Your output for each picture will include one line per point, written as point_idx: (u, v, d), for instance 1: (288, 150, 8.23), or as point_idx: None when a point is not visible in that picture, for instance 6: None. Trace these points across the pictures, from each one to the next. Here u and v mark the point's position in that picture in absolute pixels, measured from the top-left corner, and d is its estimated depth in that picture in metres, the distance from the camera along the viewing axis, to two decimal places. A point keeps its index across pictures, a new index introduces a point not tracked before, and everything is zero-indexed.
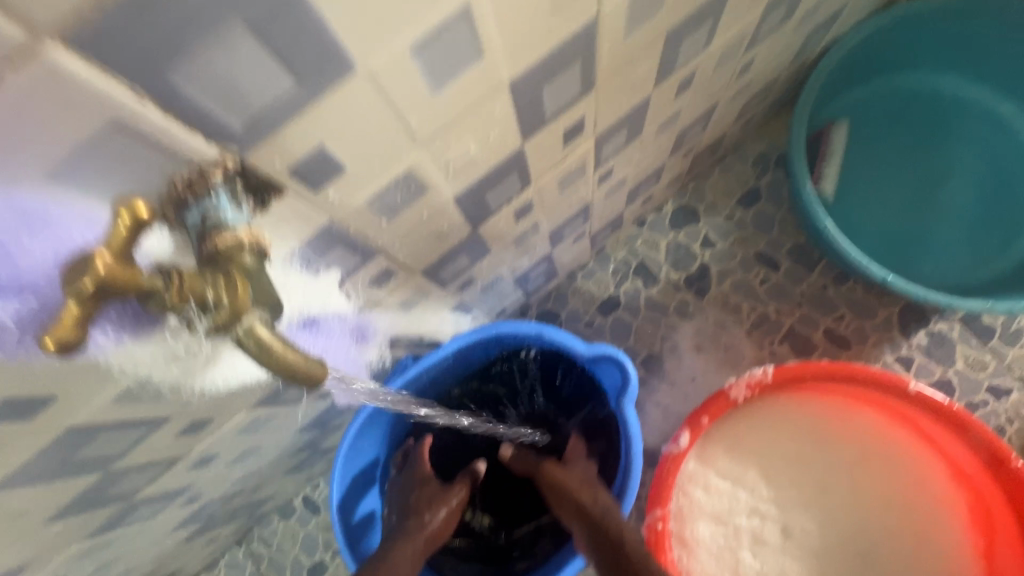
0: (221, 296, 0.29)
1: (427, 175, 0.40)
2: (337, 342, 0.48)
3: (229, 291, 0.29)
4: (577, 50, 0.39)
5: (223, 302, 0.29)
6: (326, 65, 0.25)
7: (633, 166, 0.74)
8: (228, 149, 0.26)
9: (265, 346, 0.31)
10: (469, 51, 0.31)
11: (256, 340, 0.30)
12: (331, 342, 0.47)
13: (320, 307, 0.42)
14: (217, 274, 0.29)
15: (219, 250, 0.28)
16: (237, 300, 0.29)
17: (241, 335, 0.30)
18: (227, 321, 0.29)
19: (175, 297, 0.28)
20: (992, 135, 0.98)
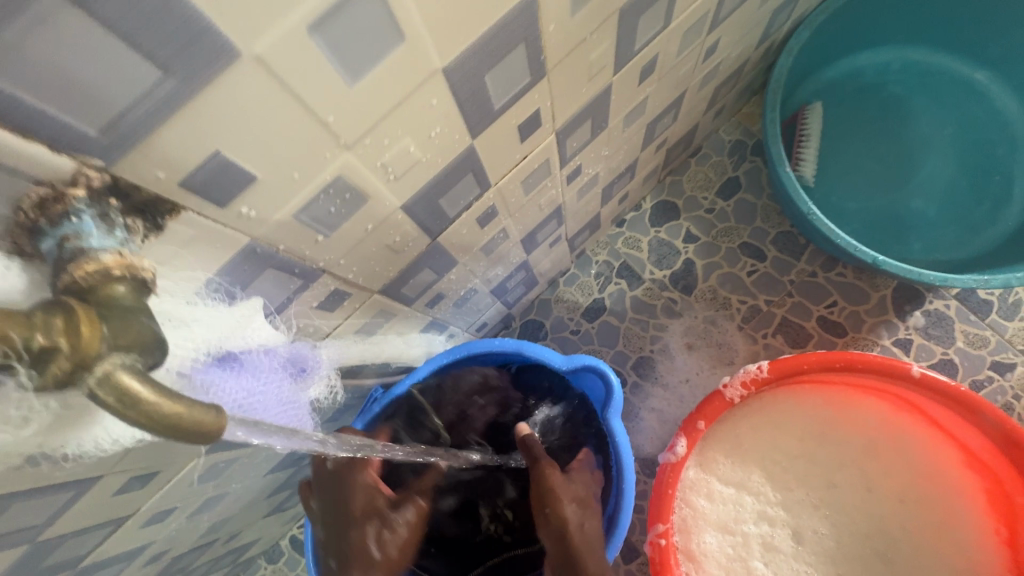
0: (60, 340, 0.21)
1: (364, 182, 0.36)
2: (270, 382, 0.43)
3: (73, 333, 0.22)
4: (519, 32, 0.35)
5: (62, 346, 0.21)
6: (195, 50, 0.21)
7: (603, 162, 0.71)
8: (89, 161, 0.22)
9: (128, 399, 0.22)
10: (385, 32, 0.27)
11: (117, 392, 0.22)
12: (261, 383, 0.42)
13: (242, 342, 0.38)
14: (55, 312, 0.22)
15: (81, 280, 0.24)
16: (81, 341, 0.22)
17: (92, 386, 0.22)
18: (71, 374, 0.22)
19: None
20: (967, 105, 0.96)
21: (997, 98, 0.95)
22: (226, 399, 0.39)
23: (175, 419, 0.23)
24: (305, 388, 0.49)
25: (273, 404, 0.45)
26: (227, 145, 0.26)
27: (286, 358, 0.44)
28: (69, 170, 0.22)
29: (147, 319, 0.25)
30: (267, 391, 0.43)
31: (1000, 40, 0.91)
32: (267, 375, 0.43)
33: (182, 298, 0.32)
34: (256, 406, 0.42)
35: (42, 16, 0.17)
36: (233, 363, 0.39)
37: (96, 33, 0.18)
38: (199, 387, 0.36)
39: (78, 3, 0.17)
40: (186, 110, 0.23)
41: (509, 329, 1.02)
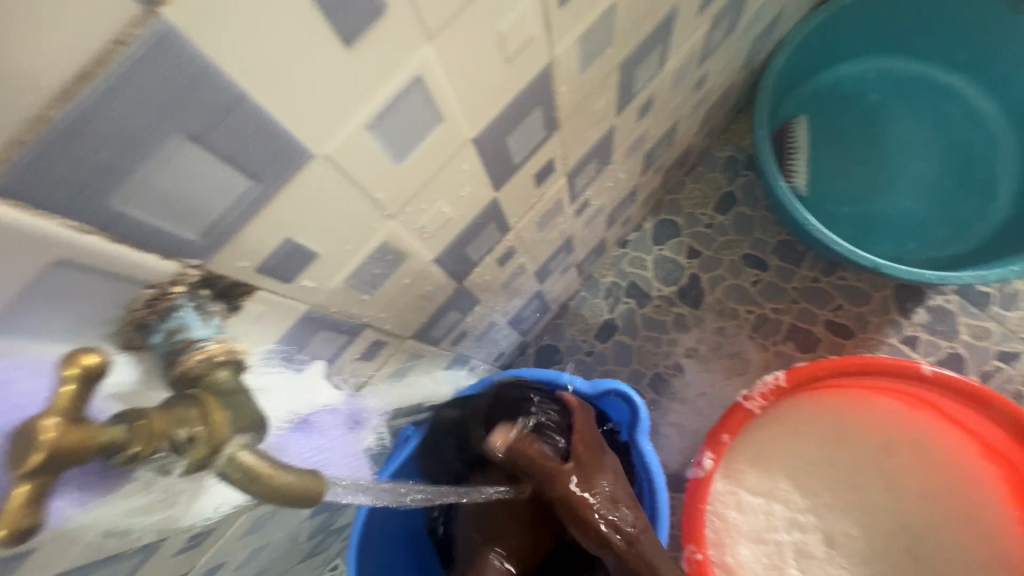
0: (199, 430, 0.25)
1: (404, 243, 0.39)
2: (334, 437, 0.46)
3: (207, 421, 0.25)
4: (535, 98, 0.38)
5: (200, 438, 0.25)
6: (278, 159, 0.24)
7: (607, 193, 0.74)
8: (188, 263, 0.25)
9: (252, 475, 0.26)
10: (427, 117, 0.30)
11: (242, 469, 0.26)
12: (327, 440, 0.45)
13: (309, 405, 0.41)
14: (189, 409, 0.25)
15: (193, 370, 0.27)
16: (215, 430, 0.25)
17: (223, 467, 0.26)
18: (207, 457, 0.25)
19: (141, 449, 0.24)
20: (944, 107, 1.00)
21: (972, 99, 0.99)
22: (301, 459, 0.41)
23: (286, 486, 0.27)
24: (359, 436, 0.52)
25: (338, 457, 0.47)
26: (297, 230, 0.29)
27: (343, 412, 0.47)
28: (173, 272, 0.25)
29: (251, 397, 0.28)
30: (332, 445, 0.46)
31: (969, 45, 0.96)
32: (332, 431, 0.45)
33: (252, 366, 0.35)
34: (324, 462, 0.45)
35: (168, 153, 0.20)
36: (303, 424, 0.41)
37: (206, 161, 0.22)
38: (279, 451, 0.39)
39: (195, 139, 0.21)
40: (268, 208, 0.26)
41: (525, 355, 1.05)
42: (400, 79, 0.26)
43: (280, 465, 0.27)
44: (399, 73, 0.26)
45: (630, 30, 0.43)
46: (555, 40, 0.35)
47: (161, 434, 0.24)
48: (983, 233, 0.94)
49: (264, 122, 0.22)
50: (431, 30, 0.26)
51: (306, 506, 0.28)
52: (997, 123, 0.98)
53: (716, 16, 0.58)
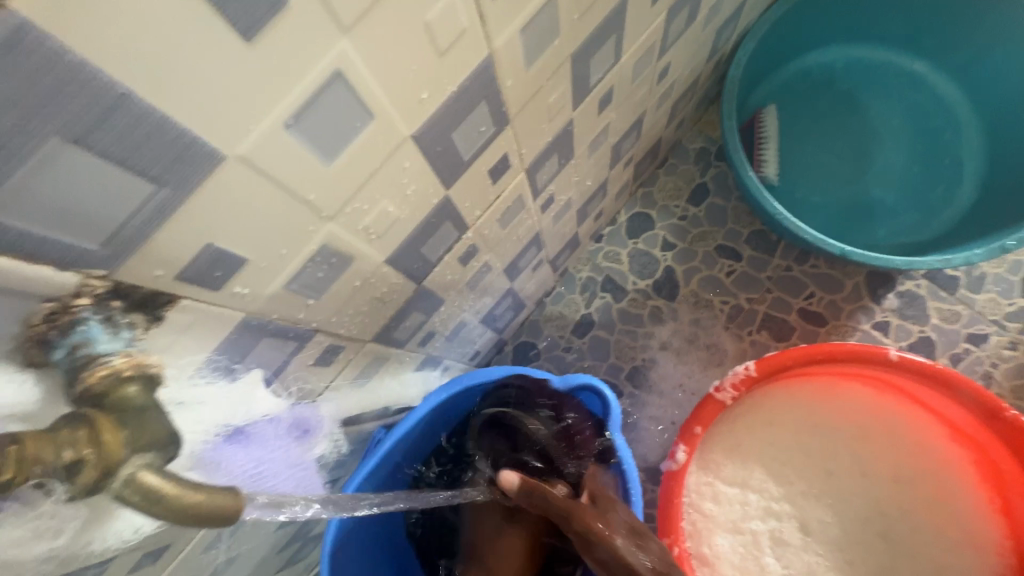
0: (86, 452, 0.24)
1: (348, 245, 0.38)
2: (278, 448, 0.44)
3: (96, 443, 0.25)
4: (477, 92, 0.37)
5: (87, 459, 0.24)
6: (182, 161, 0.23)
7: (574, 188, 0.73)
8: (92, 273, 0.24)
9: (151, 497, 0.25)
10: (354, 113, 0.29)
11: (140, 491, 0.25)
12: (269, 451, 0.43)
13: (244, 414, 0.39)
14: (75, 430, 0.25)
15: (92, 388, 0.26)
16: (105, 452, 0.25)
17: (119, 488, 0.25)
18: (98, 480, 0.25)
19: (12, 475, 0.22)
20: (910, 94, 1.01)
21: (937, 84, 1.00)
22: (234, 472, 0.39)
23: (196, 507, 0.26)
24: (309, 446, 0.51)
25: (282, 469, 0.46)
26: (218, 235, 0.27)
27: (289, 422, 0.45)
28: (74, 284, 0.24)
29: (159, 413, 0.28)
30: (276, 457, 0.44)
31: (933, 31, 0.97)
32: (274, 442, 0.44)
33: (177, 376, 0.33)
34: (265, 476, 0.43)
35: (48, 157, 0.19)
36: (240, 436, 0.40)
37: (95, 165, 0.20)
38: (211, 465, 0.38)
39: (78, 142, 0.19)
40: (179, 213, 0.25)
41: (502, 353, 1.04)
42: (317, 74, 0.25)
43: (182, 483, 0.26)
44: (314, 68, 0.25)
45: (577, 21, 0.42)
46: (491, 31, 0.34)
47: (39, 460, 0.23)
48: (951, 217, 0.95)
49: (159, 123, 0.21)
50: (344, 22, 0.25)
51: (217, 526, 0.27)
52: (962, 107, 0.99)
53: (673, 6, 0.57)
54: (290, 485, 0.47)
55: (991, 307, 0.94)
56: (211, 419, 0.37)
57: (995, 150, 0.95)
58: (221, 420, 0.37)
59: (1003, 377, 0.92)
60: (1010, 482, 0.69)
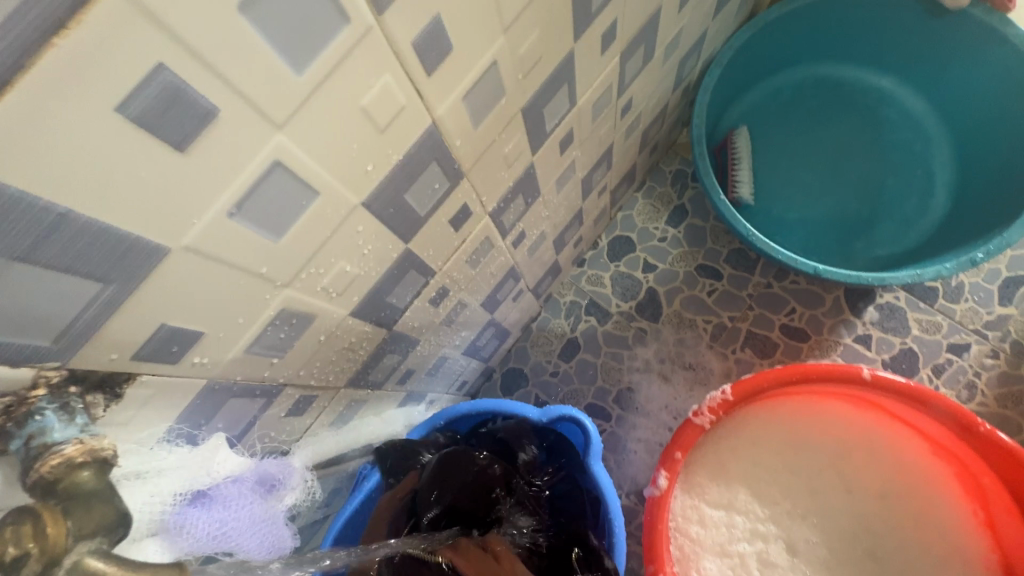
0: (31, 546, 0.26)
1: (309, 306, 0.39)
2: (245, 504, 0.44)
3: (41, 535, 0.26)
4: (426, 156, 0.39)
5: (31, 551, 0.26)
6: (126, 261, 0.25)
7: (546, 222, 0.75)
8: (47, 365, 0.26)
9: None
10: (300, 192, 0.31)
11: (85, 573, 0.27)
12: (232, 511, 0.43)
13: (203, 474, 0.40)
14: (20, 524, 0.26)
15: (48, 475, 0.28)
16: (50, 542, 0.26)
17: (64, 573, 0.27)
18: (43, 570, 0.26)
19: None
20: (879, 109, 1.03)
21: (905, 98, 1.02)
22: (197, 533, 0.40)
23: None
24: (281, 499, 0.50)
25: (251, 527, 0.45)
26: (171, 316, 0.29)
27: (252, 479, 0.46)
28: (30, 377, 0.26)
29: (108, 499, 0.30)
30: (243, 514, 0.44)
31: (896, 49, 0.99)
32: (240, 499, 0.44)
33: (141, 446, 0.35)
34: (230, 536, 0.43)
35: None
36: (201, 498, 0.41)
37: (44, 276, 0.23)
38: (172, 528, 0.40)
39: (23, 259, 0.22)
40: (127, 305, 0.27)
41: (491, 380, 1.05)
42: (257, 166, 0.27)
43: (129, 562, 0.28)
44: (252, 161, 0.27)
45: (522, 80, 0.44)
46: (431, 104, 0.36)
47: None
48: (927, 229, 0.96)
49: (100, 232, 0.23)
50: (277, 119, 0.26)
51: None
52: (930, 121, 1.01)
53: (626, 49, 0.59)
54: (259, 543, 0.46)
55: (970, 317, 0.95)
56: (169, 487, 0.39)
57: (964, 161, 0.97)
58: (178, 485, 0.39)
59: (986, 386, 0.92)
60: (992, 496, 0.69)
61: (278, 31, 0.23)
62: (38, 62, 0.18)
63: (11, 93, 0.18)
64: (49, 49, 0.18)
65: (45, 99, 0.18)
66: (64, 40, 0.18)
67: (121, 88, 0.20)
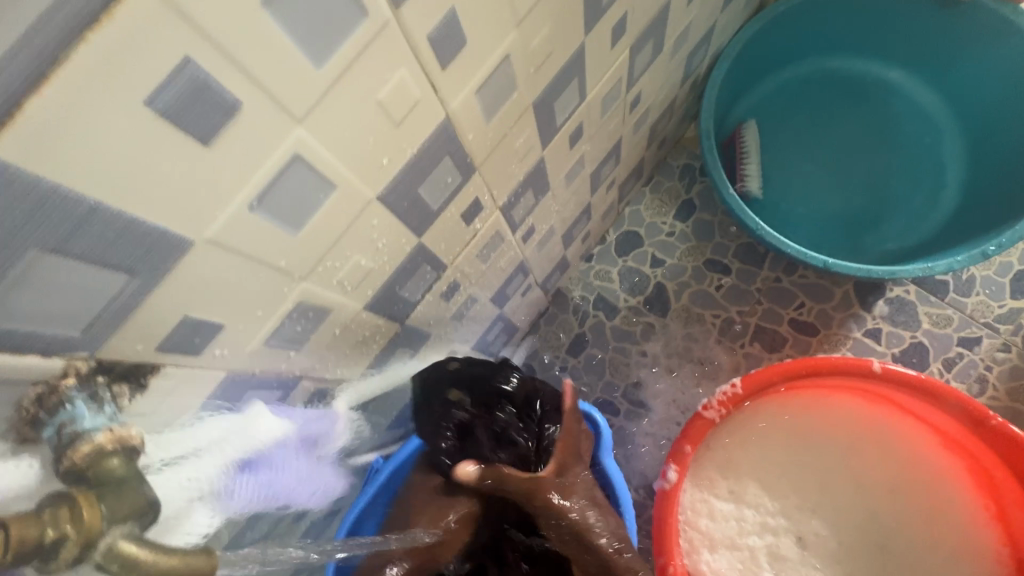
0: (68, 529, 0.26)
1: (325, 299, 0.40)
2: (287, 465, 0.46)
3: (78, 520, 0.27)
4: (440, 149, 0.40)
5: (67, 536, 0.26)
6: (152, 253, 0.25)
7: (555, 216, 0.76)
8: (76, 355, 0.27)
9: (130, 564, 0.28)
10: (318, 185, 0.31)
11: (121, 559, 0.28)
12: (276, 472, 0.45)
13: (243, 444, 0.40)
14: (57, 508, 0.26)
15: (78, 463, 0.29)
16: (87, 525, 0.27)
17: (98, 560, 0.27)
18: (81, 553, 0.27)
19: None
20: (888, 101, 1.03)
21: (915, 91, 1.01)
22: (240, 499, 0.41)
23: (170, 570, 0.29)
24: (325, 448, 0.53)
25: (292, 485, 0.49)
26: (194, 307, 0.30)
27: (298, 440, 0.47)
28: (61, 366, 0.27)
29: (139, 484, 0.31)
30: (283, 476, 0.46)
31: (906, 41, 0.98)
32: (283, 461, 0.45)
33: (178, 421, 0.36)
34: (275, 494, 0.46)
35: (27, 268, 0.22)
36: (247, 465, 0.41)
37: (75, 268, 0.23)
38: (221, 495, 0.39)
39: (55, 250, 0.22)
40: (153, 295, 0.27)
41: None
42: (277, 159, 0.28)
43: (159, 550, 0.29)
44: (272, 154, 0.27)
45: (534, 73, 0.44)
46: (445, 97, 0.36)
47: (25, 541, 0.25)
48: (937, 222, 0.96)
49: (128, 223, 0.24)
50: (297, 113, 0.27)
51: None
52: (940, 113, 1.00)
53: (635, 42, 0.59)
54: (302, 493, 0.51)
55: (981, 310, 0.94)
56: (207, 467, 0.38)
57: (975, 153, 0.96)
58: (218, 463, 0.38)
59: (997, 380, 0.92)
60: (1004, 490, 0.69)
61: (299, 25, 0.24)
62: (72, 57, 0.18)
63: (46, 87, 0.18)
64: (82, 43, 0.18)
65: (78, 93, 0.19)
66: (96, 35, 0.18)
67: (149, 82, 0.20)
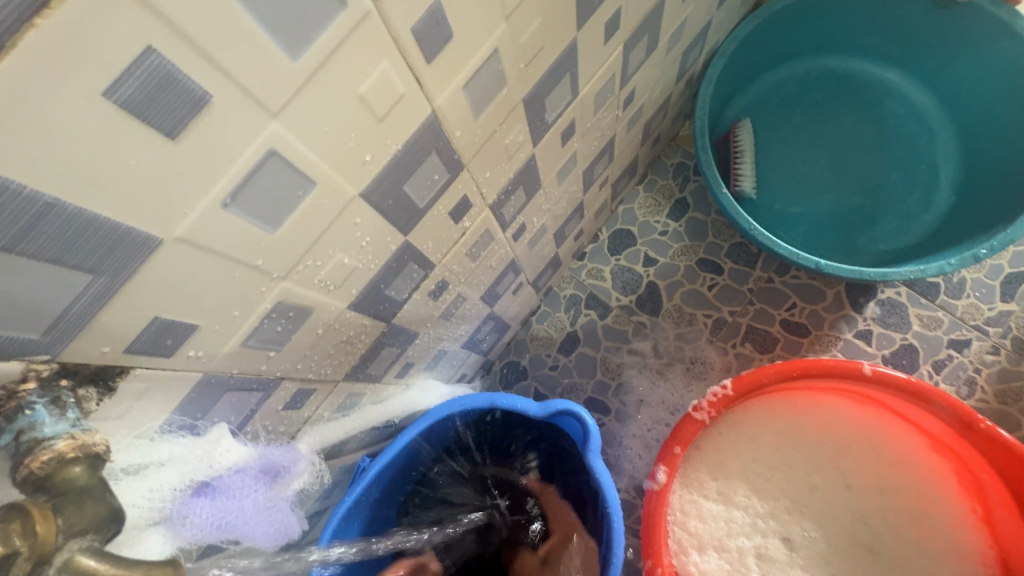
0: (20, 544, 0.25)
1: (306, 298, 0.39)
2: (249, 495, 0.46)
3: (30, 534, 0.26)
4: (426, 145, 0.38)
5: (20, 549, 0.25)
6: (117, 251, 0.24)
7: (547, 214, 0.75)
8: (37, 357, 0.26)
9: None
10: (296, 182, 0.30)
11: (78, 572, 0.27)
12: (235, 501, 0.45)
13: (206, 467, 0.40)
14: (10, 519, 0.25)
15: (36, 468, 0.28)
16: (40, 539, 0.26)
17: (53, 573, 0.27)
18: (34, 568, 0.26)
19: None
20: (883, 101, 1.02)
21: (909, 91, 1.01)
22: (196, 525, 0.42)
23: None
24: (287, 486, 0.52)
25: (255, 516, 0.47)
26: (164, 308, 0.29)
27: (257, 469, 0.46)
28: (20, 369, 0.26)
29: (102, 493, 0.30)
30: (246, 505, 0.46)
31: (902, 41, 0.98)
32: (243, 490, 0.45)
33: (144, 436, 0.35)
34: (234, 523, 0.45)
35: None
36: (205, 489, 0.42)
37: (31, 266, 0.22)
38: (175, 518, 0.41)
39: (9, 248, 0.21)
40: (119, 295, 0.26)
41: (490, 373, 1.04)
42: (251, 155, 0.26)
43: (120, 563, 0.28)
44: (246, 150, 0.26)
45: (524, 69, 0.43)
46: (431, 93, 0.35)
47: None
48: (930, 224, 0.96)
49: (89, 219, 0.22)
50: (272, 107, 0.26)
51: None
52: (935, 114, 1.00)
53: (629, 38, 0.58)
54: (265, 530, 0.50)
55: (971, 313, 0.95)
56: (169, 481, 0.38)
57: (969, 156, 0.96)
58: (180, 479, 0.39)
59: (986, 382, 0.92)
60: (990, 493, 0.69)
61: (273, 14, 0.23)
62: (19, 43, 0.17)
63: None
64: (31, 29, 0.17)
65: (29, 81, 0.18)
66: (47, 20, 0.17)
67: (107, 71, 0.19)
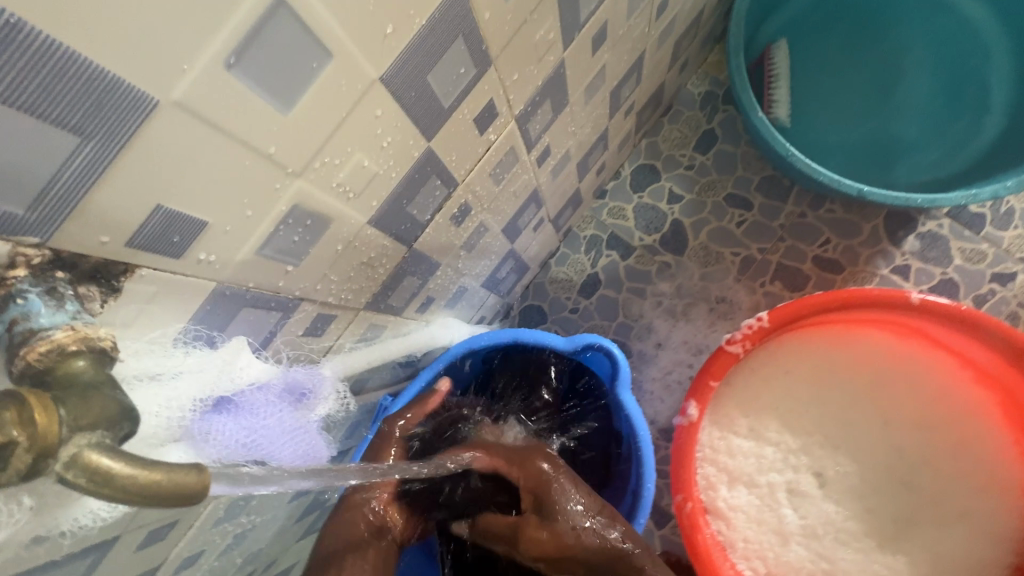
0: (19, 433, 0.23)
1: (325, 206, 0.35)
2: (272, 414, 0.44)
3: (28, 423, 0.23)
4: (452, 25, 0.34)
5: (20, 438, 0.23)
6: (105, 107, 0.21)
7: (571, 139, 0.69)
8: (25, 241, 0.23)
9: (100, 478, 0.25)
10: (310, 50, 0.26)
11: (89, 471, 0.24)
12: (259, 419, 0.43)
13: (226, 384, 0.38)
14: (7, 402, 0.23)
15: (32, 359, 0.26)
16: (39, 430, 0.24)
17: (61, 468, 0.24)
18: (35, 464, 0.24)
19: None
20: (934, 15, 0.93)
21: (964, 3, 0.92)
22: (222, 442, 0.40)
23: (154, 485, 0.25)
24: (313, 409, 0.50)
25: (280, 435, 0.46)
26: (168, 196, 0.25)
27: (282, 388, 0.45)
28: (6, 253, 0.23)
29: (111, 391, 0.28)
30: (270, 422, 0.44)
31: None
32: (267, 408, 0.44)
33: (161, 346, 0.33)
34: (259, 441, 0.44)
35: None
36: (226, 404, 0.40)
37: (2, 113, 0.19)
38: (197, 434, 0.39)
39: None
40: (112, 169, 0.23)
41: (509, 318, 1.02)
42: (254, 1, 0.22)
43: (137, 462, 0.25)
44: None
45: None
46: None
47: None
48: (978, 150, 0.89)
49: (63, 58, 0.19)
50: None
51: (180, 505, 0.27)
52: (990, 28, 0.91)
53: None
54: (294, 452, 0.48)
55: (1018, 245, 0.90)
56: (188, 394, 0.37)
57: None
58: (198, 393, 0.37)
59: None
60: None
61: None
62: None
63: None
64: None
65: None
66: None
67: None
